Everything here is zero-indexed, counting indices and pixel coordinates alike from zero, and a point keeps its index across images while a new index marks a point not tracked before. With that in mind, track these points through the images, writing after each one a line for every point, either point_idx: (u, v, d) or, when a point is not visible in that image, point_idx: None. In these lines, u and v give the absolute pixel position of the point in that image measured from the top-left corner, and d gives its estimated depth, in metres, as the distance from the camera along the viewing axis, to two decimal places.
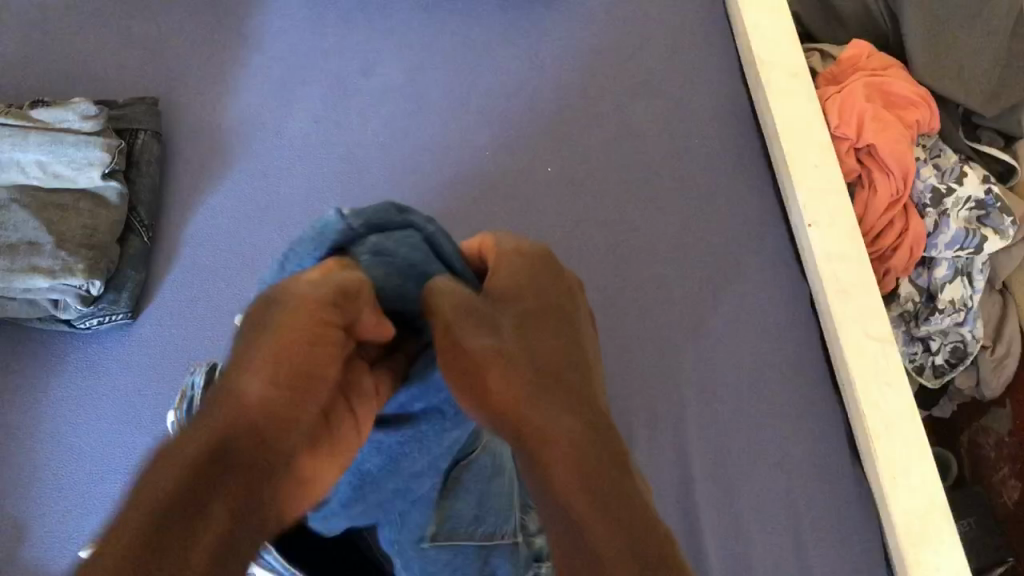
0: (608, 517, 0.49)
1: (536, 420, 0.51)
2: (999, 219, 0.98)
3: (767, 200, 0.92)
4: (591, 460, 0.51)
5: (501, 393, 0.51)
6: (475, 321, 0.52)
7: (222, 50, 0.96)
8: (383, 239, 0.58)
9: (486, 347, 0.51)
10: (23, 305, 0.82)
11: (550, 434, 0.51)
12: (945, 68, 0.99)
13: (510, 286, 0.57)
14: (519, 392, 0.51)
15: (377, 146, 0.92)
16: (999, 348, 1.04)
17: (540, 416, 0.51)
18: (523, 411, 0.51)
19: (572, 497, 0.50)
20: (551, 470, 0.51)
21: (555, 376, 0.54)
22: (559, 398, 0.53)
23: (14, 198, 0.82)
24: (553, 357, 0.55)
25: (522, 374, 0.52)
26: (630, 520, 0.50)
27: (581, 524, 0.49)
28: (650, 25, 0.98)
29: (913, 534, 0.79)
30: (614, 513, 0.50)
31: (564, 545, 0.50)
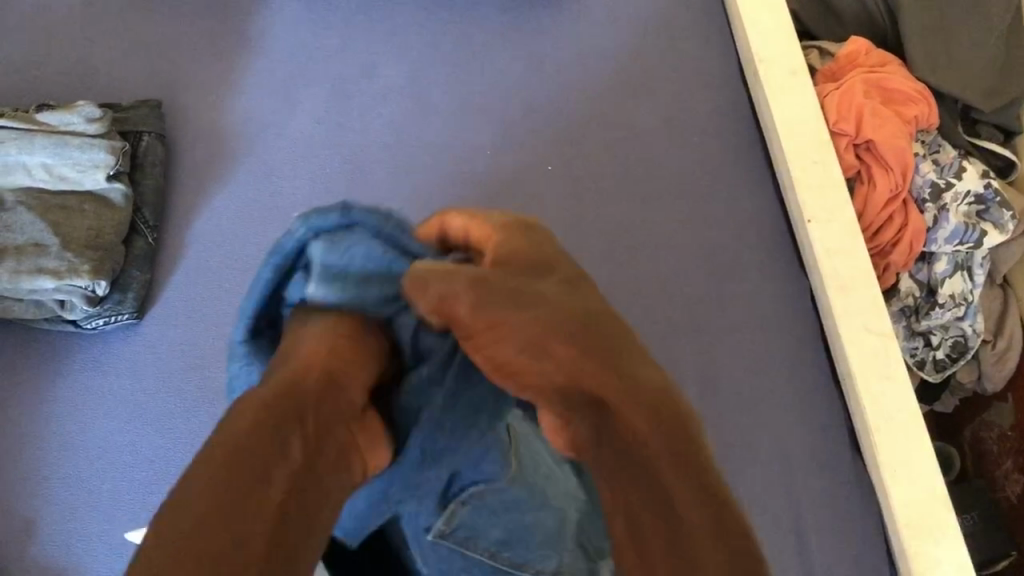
0: (708, 501, 0.43)
1: (593, 371, 0.48)
2: (998, 213, 0.98)
3: (766, 196, 0.93)
4: (656, 412, 0.46)
5: (555, 350, 0.48)
6: (508, 299, 0.50)
7: (225, 54, 0.97)
8: (330, 246, 0.54)
9: (524, 320, 0.49)
10: (30, 305, 0.83)
11: (610, 388, 0.47)
12: (942, 65, 0.99)
13: (529, 261, 0.53)
14: (572, 351, 0.48)
15: (379, 146, 0.92)
16: (999, 343, 1.05)
17: (598, 370, 0.48)
18: (575, 365, 0.48)
19: (645, 443, 0.45)
20: (620, 425, 0.46)
21: (606, 334, 0.50)
22: (616, 354, 0.49)
23: (20, 200, 0.84)
24: (605, 321, 0.51)
25: (568, 346, 0.48)
26: (703, 472, 0.44)
27: (648, 472, 0.45)
28: (649, 25, 0.99)
29: (915, 526, 0.79)
30: (687, 457, 0.45)
31: (630, 496, 0.45)
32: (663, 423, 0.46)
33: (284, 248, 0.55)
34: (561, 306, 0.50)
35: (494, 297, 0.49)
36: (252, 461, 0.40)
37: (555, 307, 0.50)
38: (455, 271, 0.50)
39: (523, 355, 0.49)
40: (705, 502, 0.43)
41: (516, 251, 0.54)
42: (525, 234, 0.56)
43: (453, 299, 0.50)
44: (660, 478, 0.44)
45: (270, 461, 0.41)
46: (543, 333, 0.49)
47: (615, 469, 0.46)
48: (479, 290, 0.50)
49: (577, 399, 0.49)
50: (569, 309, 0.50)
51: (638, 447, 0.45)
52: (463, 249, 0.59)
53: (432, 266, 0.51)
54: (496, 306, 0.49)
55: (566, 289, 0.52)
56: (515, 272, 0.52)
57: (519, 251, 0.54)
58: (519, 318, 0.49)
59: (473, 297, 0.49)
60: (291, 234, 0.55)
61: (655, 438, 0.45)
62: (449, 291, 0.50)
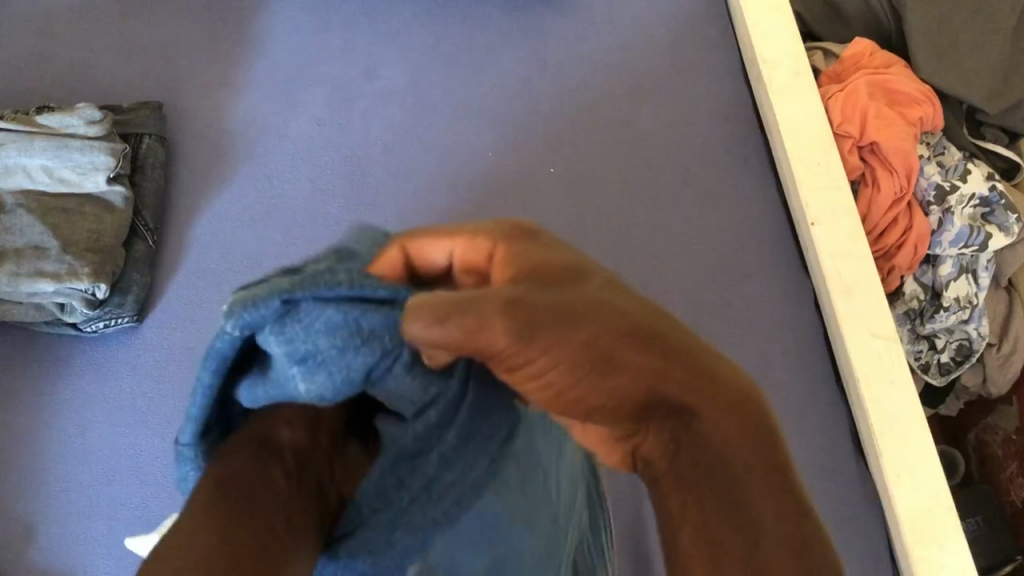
0: (777, 494, 0.38)
1: (670, 377, 0.39)
2: (1004, 216, 0.97)
3: (769, 198, 0.92)
4: (738, 420, 0.39)
5: (626, 358, 0.38)
6: (558, 320, 0.38)
7: (225, 54, 0.97)
8: (289, 337, 0.40)
9: (588, 342, 0.38)
10: (29, 309, 0.82)
11: (690, 388, 0.39)
12: (947, 65, 0.99)
13: (542, 269, 0.43)
14: (649, 355, 0.39)
15: (381, 148, 0.92)
16: (1005, 346, 1.03)
17: (674, 369, 0.39)
18: (651, 375, 0.38)
19: (727, 455, 0.38)
20: (702, 433, 0.39)
21: (674, 335, 0.40)
22: (688, 352, 0.40)
23: (20, 202, 0.83)
24: (662, 318, 0.41)
25: (636, 361, 0.38)
26: (784, 483, 0.38)
27: (732, 490, 0.38)
28: (650, 27, 0.99)
29: (920, 532, 0.78)
30: (767, 465, 0.39)
31: (709, 511, 0.38)
32: (744, 426, 0.39)
33: (217, 350, 0.41)
34: (619, 302, 0.40)
35: (535, 296, 0.38)
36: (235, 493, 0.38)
37: (616, 303, 0.40)
38: (471, 298, 0.37)
39: (586, 366, 0.38)
40: (786, 516, 0.37)
41: (529, 258, 0.44)
42: (519, 243, 0.46)
43: (484, 334, 0.37)
44: (746, 494, 0.38)
45: (269, 479, 0.40)
46: (612, 342, 0.38)
47: (698, 485, 0.38)
48: (518, 314, 0.37)
49: (650, 411, 0.39)
50: (628, 306, 0.40)
51: (724, 461, 0.38)
52: (442, 278, 0.50)
53: (435, 299, 0.38)
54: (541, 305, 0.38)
55: (609, 287, 0.42)
56: (545, 280, 0.42)
57: (535, 258, 0.44)
58: (582, 329, 0.38)
59: (512, 298, 0.38)
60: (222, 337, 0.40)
61: (740, 449, 0.39)
62: (478, 303, 0.37)
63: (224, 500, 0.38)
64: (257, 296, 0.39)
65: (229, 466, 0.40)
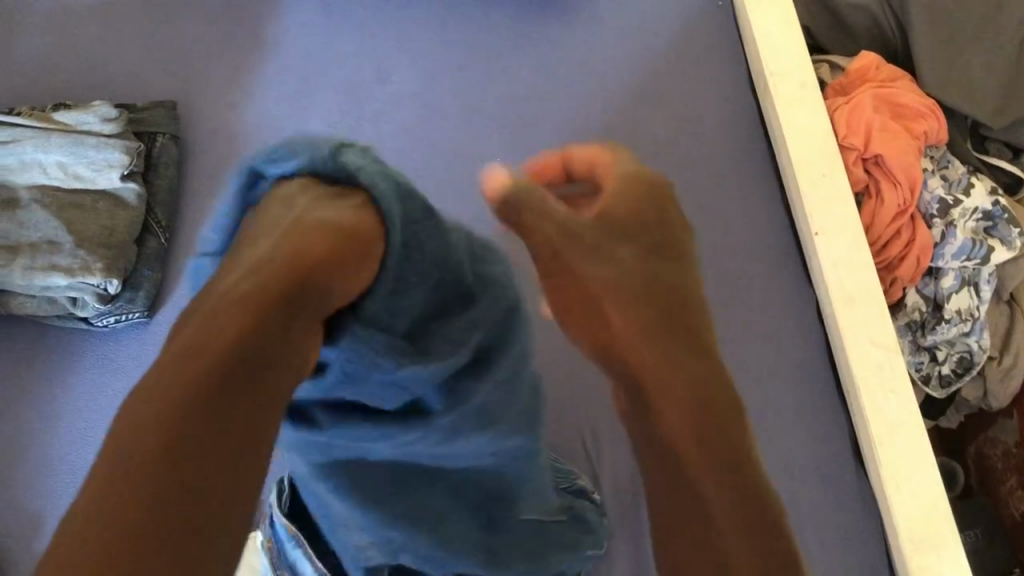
0: (713, 459, 0.54)
1: (653, 367, 0.54)
2: (1006, 230, 0.97)
3: (775, 209, 0.93)
4: (715, 393, 0.55)
5: (613, 321, 0.55)
6: (586, 254, 0.55)
7: (240, 56, 0.98)
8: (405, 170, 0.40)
9: (597, 278, 0.55)
10: (43, 302, 0.84)
11: (667, 379, 0.54)
12: (954, 81, 1.00)
13: (626, 214, 0.59)
14: (627, 314, 0.55)
15: (393, 151, 0.93)
16: (1006, 359, 1.03)
17: (636, 333, 0.55)
18: (639, 357, 0.54)
19: (667, 427, 0.54)
20: (663, 420, 0.54)
21: (677, 304, 0.57)
22: (677, 312, 0.57)
23: (36, 198, 0.84)
24: (682, 294, 0.59)
25: (633, 308, 0.55)
26: (729, 459, 0.54)
27: (676, 458, 0.54)
28: (659, 38, 1.00)
29: (917, 541, 0.79)
30: (719, 441, 0.54)
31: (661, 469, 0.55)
32: (702, 418, 0.54)
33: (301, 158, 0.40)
34: (638, 276, 0.56)
35: (583, 256, 0.55)
36: (196, 403, 0.30)
37: (628, 278, 0.56)
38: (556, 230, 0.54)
39: (590, 315, 0.55)
40: (729, 483, 0.54)
41: (617, 206, 0.60)
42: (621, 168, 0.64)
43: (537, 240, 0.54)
44: (691, 471, 0.53)
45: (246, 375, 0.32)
46: (608, 288, 0.55)
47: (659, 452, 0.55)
48: (564, 247, 0.54)
49: (629, 382, 0.55)
50: (646, 276, 0.57)
51: (674, 444, 0.53)
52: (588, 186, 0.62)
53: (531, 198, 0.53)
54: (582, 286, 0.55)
55: (639, 253, 0.58)
56: (609, 233, 0.57)
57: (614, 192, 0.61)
58: (591, 279, 0.55)
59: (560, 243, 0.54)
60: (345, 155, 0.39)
61: (692, 434, 0.53)
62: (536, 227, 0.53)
63: (231, 388, 0.31)
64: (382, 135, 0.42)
65: (203, 336, 0.32)
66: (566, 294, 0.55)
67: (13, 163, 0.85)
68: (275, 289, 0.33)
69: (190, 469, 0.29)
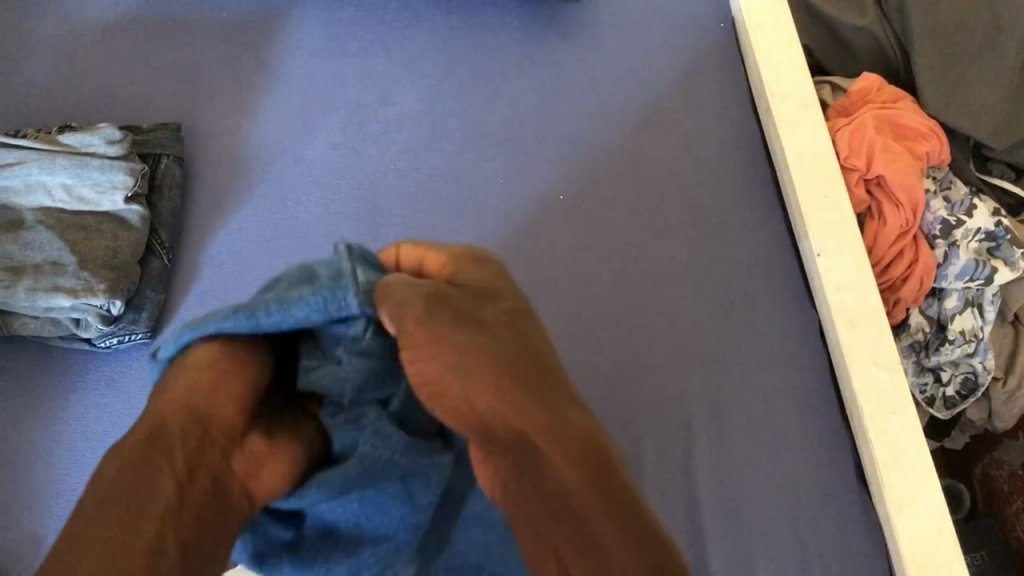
0: (613, 513, 0.52)
1: (541, 432, 0.53)
2: (1009, 250, 0.96)
3: (778, 230, 0.93)
4: (588, 450, 0.54)
5: (491, 400, 0.53)
6: (458, 324, 0.55)
7: (244, 78, 0.98)
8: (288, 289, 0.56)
9: (467, 346, 0.54)
10: (45, 323, 0.83)
11: (549, 436, 0.53)
12: (956, 102, 1.00)
13: (475, 288, 0.60)
14: (496, 383, 0.54)
15: (395, 173, 0.94)
16: (1011, 380, 1.02)
17: (505, 395, 0.54)
18: (515, 419, 0.53)
19: (560, 478, 0.52)
20: (552, 479, 0.52)
21: (536, 368, 0.57)
22: (538, 376, 0.57)
23: (40, 219, 0.85)
24: (532, 354, 0.58)
25: (499, 376, 0.54)
26: (619, 501, 0.53)
27: (578, 516, 0.51)
28: (661, 61, 1.01)
29: (921, 564, 0.78)
30: (605, 495, 0.53)
31: (560, 539, 0.50)
32: (584, 465, 0.53)
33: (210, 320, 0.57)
34: (501, 345, 0.56)
35: (441, 324, 0.54)
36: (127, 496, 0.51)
37: (492, 344, 0.56)
38: (424, 299, 0.55)
39: (465, 388, 0.53)
40: (617, 519, 0.52)
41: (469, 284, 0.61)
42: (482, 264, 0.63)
43: (401, 311, 0.54)
44: (589, 518, 0.51)
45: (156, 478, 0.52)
46: (478, 363, 0.54)
47: (550, 514, 0.51)
48: (430, 314, 0.55)
49: (513, 451, 0.53)
50: (508, 346, 0.57)
51: (563, 492, 0.52)
52: None
53: (396, 281, 0.56)
54: (441, 358, 0.53)
55: (500, 320, 0.58)
56: (469, 303, 0.58)
57: (477, 277, 0.61)
58: (458, 349, 0.54)
59: (424, 314, 0.54)
60: (348, 296, 0.56)
61: (582, 481, 0.52)
62: (400, 300, 0.55)
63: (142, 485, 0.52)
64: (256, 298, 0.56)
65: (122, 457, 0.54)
66: (431, 366, 0.53)
67: (19, 185, 0.86)
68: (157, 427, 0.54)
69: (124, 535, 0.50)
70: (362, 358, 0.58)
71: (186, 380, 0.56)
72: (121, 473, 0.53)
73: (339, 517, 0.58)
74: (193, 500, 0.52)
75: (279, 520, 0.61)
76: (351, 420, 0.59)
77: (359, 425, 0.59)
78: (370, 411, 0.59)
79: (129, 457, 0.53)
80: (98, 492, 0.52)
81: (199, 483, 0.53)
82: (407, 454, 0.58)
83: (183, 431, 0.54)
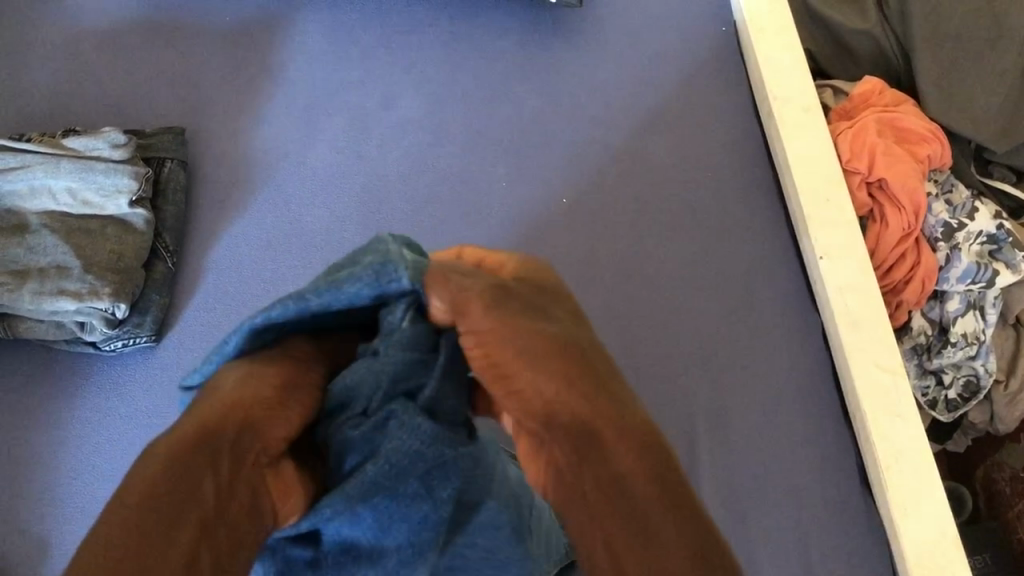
0: (672, 507, 0.48)
1: (604, 420, 0.49)
2: (1010, 253, 0.97)
3: (780, 233, 0.93)
4: (648, 444, 0.50)
5: (549, 387, 0.49)
6: (519, 308, 0.51)
7: (248, 82, 0.99)
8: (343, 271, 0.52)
9: (531, 328, 0.50)
10: (50, 327, 0.84)
11: (609, 424, 0.49)
12: (956, 106, 1.00)
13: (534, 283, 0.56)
14: (555, 368, 0.50)
15: (398, 177, 0.94)
16: (1013, 383, 1.02)
17: (565, 382, 0.50)
18: (573, 404, 0.49)
19: (618, 469, 0.48)
20: (612, 472, 0.48)
21: (596, 360, 0.53)
22: (598, 366, 0.52)
23: (45, 223, 0.85)
24: (592, 347, 0.54)
25: (562, 361, 0.50)
26: (680, 498, 0.48)
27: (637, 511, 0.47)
28: (662, 65, 1.01)
29: (924, 566, 0.79)
30: (670, 496, 0.48)
31: (614, 531, 0.47)
32: (646, 458, 0.49)
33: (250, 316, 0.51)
34: (568, 333, 0.52)
35: (507, 309, 0.51)
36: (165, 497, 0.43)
37: (559, 331, 0.52)
38: (481, 281, 0.51)
39: (523, 371, 0.49)
40: (682, 519, 0.47)
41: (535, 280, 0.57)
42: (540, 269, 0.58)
43: (455, 295, 0.50)
44: (650, 515, 0.47)
45: (200, 482, 0.44)
46: (537, 345, 0.50)
47: (605, 506, 0.47)
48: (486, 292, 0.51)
49: (570, 438, 0.49)
50: (568, 334, 0.52)
51: (626, 488, 0.48)
52: None
53: (448, 266, 0.52)
54: (506, 336, 0.50)
55: (560, 313, 0.54)
56: (527, 293, 0.54)
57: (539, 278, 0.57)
58: (517, 333, 0.50)
59: (491, 298, 0.50)
60: (399, 269, 0.51)
61: (642, 474, 0.48)
62: (451, 281, 0.51)
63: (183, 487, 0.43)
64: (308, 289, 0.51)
65: (160, 450, 0.45)
66: (494, 347, 0.50)
67: (22, 189, 0.86)
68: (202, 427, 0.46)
69: (163, 541, 0.42)
70: (402, 347, 0.52)
71: (241, 376, 0.49)
72: (164, 470, 0.44)
73: (355, 532, 0.50)
74: (232, 521, 0.44)
75: (296, 543, 0.52)
76: (377, 426, 0.51)
77: (385, 431, 0.50)
78: (398, 406, 0.51)
79: (170, 458, 0.44)
80: (135, 486, 0.43)
81: (238, 500, 0.45)
82: (435, 446, 0.50)
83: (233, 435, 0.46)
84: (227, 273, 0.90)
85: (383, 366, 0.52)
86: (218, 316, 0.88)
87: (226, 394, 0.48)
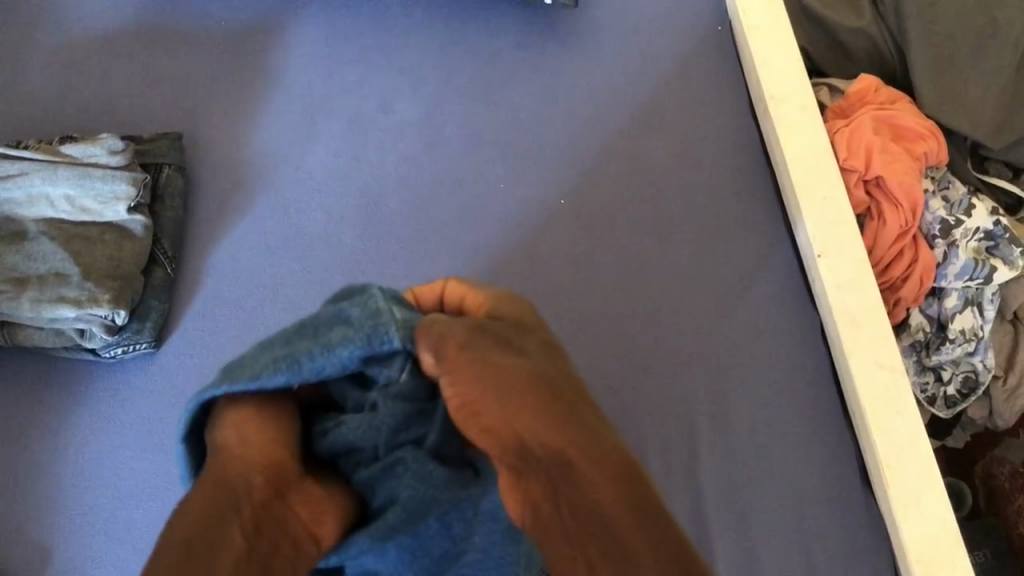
0: (644, 530, 0.52)
1: (576, 447, 0.54)
2: (1008, 249, 0.97)
3: (778, 232, 0.94)
4: (620, 470, 0.54)
5: (525, 418, 0.55)
6: (497, 349, 0.59)
7: (245, 86, 0.99)
8: (338, 331, 0.61)
9: (511, 366, 0.58)
10: (49, 334, 0.84)
11: (582, 453, 0.54)
12: (953, 104, 1.00)
13: (514, 321, 0.64)
14: (529, 402, 0.56)
15: (396, 181, 0.94)
16: (1011, 378, 1.03)
17: (538, 414, 0.56)
18: (550, 434, 0.55)
19: (591, 495, 0.53)
20: (587, 494, 0.53)
21: (572, 393, 0.59)
22: (573, 400, 0.58)
23: (43, 230, 0.85)
24: (570, 381, 0.60)
25: (534, 396, 0.56)
26: (652, 518, 0.53)
27: (610, 529, 0.51)
28: (659, 66, 1.01)
29: (928, 562, 0.79)
30: (643, 516, 0.52)
31: (592, 552, 0.51)
32: (618, 484, 0.54)
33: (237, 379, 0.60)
34: (540, 368, 0.58)
35: (479, 348, 0.58)
36: (209, 530, 0.53)
37: (534, 367, 0.58)
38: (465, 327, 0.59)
39: (498, 401, 0.56)
40: (653, 539, 0.51)
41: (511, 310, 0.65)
42: (520, 308, 0.66)
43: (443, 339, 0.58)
44: (624, 533, 0.51)
45: (229, 522, 0.54)
46: (514, 382, 0.56)
47: (580, 528, 0.52)
48: (466, 338, 0.58)
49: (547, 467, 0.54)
50: (545, 371, 0.59)
51: (602, 513, 0.52)
52: None
53: (434, 318, 0.60)
54: (477, 374, 0.57)
55: (540, 348, 0.61)
56: (509, 331, 0.61)
57: (513, 312, 0.65)
58: (494, 371, 0.57)
59: (465, 341, 0.58)
60: (389, 332, 0.60)
61: (613, 499, 0.53)
62: (430, 324, 0.59)
63: (219, 521, 0.54)
64: (303, 349, 0.60)
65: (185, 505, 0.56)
66: (468, 388, 0.56)
67: (21, 197, 0.86)
68: (219, 478, 0.57)
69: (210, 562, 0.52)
70: (396, 401, 0.62)
71: (231, 439, 0.59)
72: (197, 521, 0.54)
73: (375, 565, 0.62)
74: (263, 548, 0.54)
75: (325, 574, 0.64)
76: (386, 469, 0.62)
77: (395, 474, 0.62)
78: (407, 454, 0.62)
79: (199, 510, 0.55)
80: (176, 544, 0.53)
81: (267, 529, 0.55)
82: (447, 490, 0.62)
83: (246, 482, 0.56)
84: (226, 284, 0.89)
85: (381, 423, 0.62)
86: (217, 327, 0.87)
87: (231, 456, 0.58)
